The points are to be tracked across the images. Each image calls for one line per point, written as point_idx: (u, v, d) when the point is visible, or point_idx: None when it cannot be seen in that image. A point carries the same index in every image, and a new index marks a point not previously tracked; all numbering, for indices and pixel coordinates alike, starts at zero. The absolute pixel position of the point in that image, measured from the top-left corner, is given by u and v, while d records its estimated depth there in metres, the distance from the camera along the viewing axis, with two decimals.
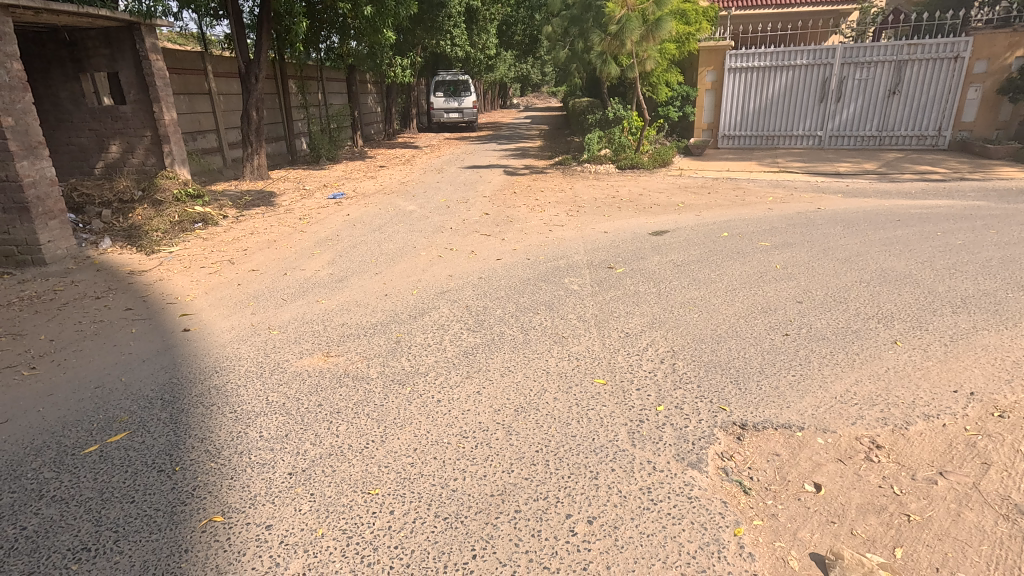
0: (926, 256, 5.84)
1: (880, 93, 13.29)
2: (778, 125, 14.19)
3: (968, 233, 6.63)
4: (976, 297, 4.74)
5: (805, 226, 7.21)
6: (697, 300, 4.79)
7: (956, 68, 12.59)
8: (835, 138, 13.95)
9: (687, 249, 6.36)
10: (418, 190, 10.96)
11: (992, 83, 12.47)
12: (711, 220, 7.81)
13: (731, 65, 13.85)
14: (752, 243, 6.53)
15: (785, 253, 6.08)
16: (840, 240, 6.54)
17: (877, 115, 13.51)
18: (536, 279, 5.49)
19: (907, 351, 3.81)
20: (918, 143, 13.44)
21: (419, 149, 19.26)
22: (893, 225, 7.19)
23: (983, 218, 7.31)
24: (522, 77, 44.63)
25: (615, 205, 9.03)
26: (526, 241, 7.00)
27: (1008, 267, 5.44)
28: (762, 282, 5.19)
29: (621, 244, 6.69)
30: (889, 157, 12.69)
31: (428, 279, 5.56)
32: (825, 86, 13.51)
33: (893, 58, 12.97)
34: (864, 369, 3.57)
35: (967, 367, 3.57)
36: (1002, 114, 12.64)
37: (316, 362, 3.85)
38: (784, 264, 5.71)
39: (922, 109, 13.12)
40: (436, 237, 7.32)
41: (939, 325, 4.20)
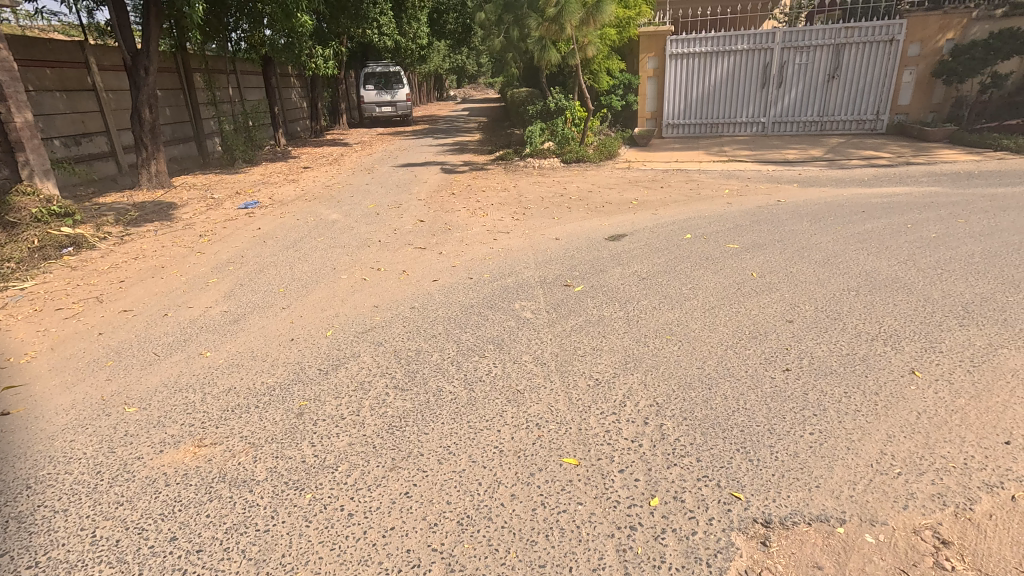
0: (906, 254, 5.34)
1: (819, 77, 13.12)
2: (721, 112, 13.83)
3: (938, 225, 6.24)
4: (977, 304, 4.21)
5: (770, 223, 6.63)
6: (674, 326, 4.01)
7: (891, 52, 12.58)
8: (778, 124, 13.70)
9: (649, 256, 5.61)
10: (345, 195, 9.76)
11: (926, 66, 12.51)
12: (670, 219, 7.13)
13: (673, 51, 13.35)
14: (719, 245, 5.87)
15: (758, 258, 5.43)
16: (810, 237, 5.99)
17: (818, 100, 13.35)
18: (481, 305, 4.58)
19: (931, 385, 3.15)
20: (858, 128, 13.38)
21: (348, 147, 17.82)
22: (859, 217, 6.73)
23: (946, 206, 6.99)
24: (458, 67, 42.96)
25: (564, 205, 8.23)
26: (467, 254, 6.06)
27: (993, 264, 5.00)
28: (742, 297, 4.50)
29: (576, 253, 5.88)
30: (832, 142, 12.53)
31: (349, 313, 4.54)
32: (766, 72, 13.23)
33: (831, 42, 12.82)
34: (893, 418, 2.86)
35: (1008, 406, 2.95)
36: (935, 96, 12.74)
37: (181, 458, 2.78)
38: (760, 271, 5.05)
39: (859, 93, 13.08)
40: (362, 253, 6.26)
41: (951, 344, 3.61)
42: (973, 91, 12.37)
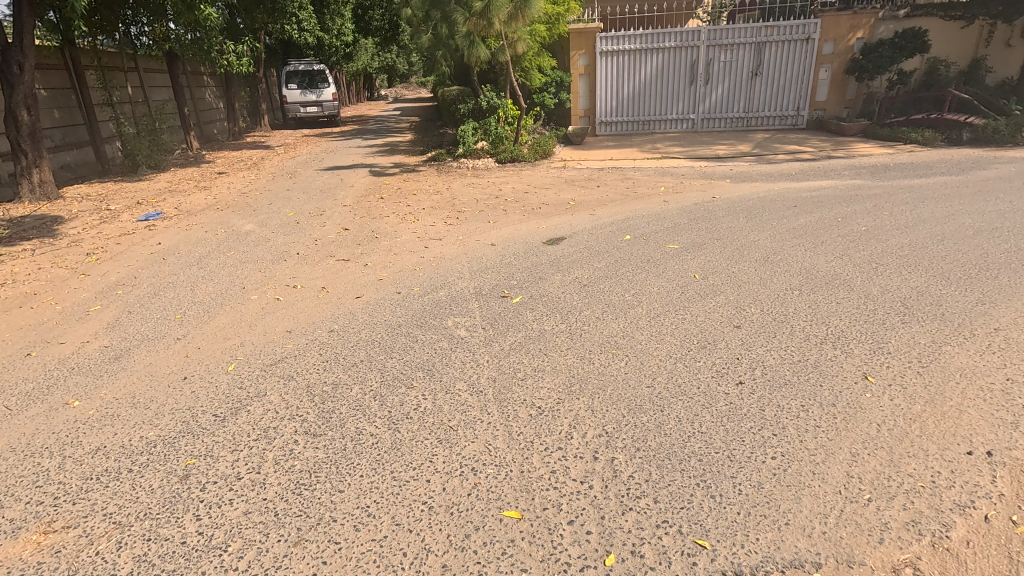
0: (841, 248, 5.34)
1: (743, 74, 13.44)
2: (652, 109, 13.91)
3: (866, 217, 6.35)
4: (914, 298, 4.19)
5: (707, 221, 6.54)
6: (619, 338, 3.72)
7: (807, 50, 13.04)
8: (707, 121, 13.94)
9: (589, 261, 5.34)
10: (262, 203, 8.97)
11: (839, 63, 13.07)
12: (608, 220, 6.92)
13: (602, 48, 13.30)
14: (659, 246, 5.70)
15: (699, 258, 5.28)
16: (748, 234, 5.92)
17: (743, 97, 13.67)
18: (410, 324, 4.14)
19: (885, 391, 3.01)
20: (781, 124, 13.82)
21: (270, 150, 16.70)
22: (791, 211, 6.77)
23: (871, 199, 7.17)
24: (388, 66, 41.75)
25: (500, 207, 7.87)
26: (396, 265, 5.57)
27: (923, 256, 5.06)
28: (687, 301, 4.29)
29: (513, 260, 5.52)
30: (758, 138, 12.85)
31: (257, 341, 3.96)
32: (693, 69, 13.41)
33: (753, 40, 13.14)
34: (853, 432, 2.67)
35: (963, 410, 2.83)
36: (849, 92, 13.36)
37: (17, 553, 2.18)
38: (702, 272, 4.89)
39: (780, 90, 13.50)
40: (277, 268, 5.64)
41: (898, 343, 3.52)
42: (882, 87, 13.19)
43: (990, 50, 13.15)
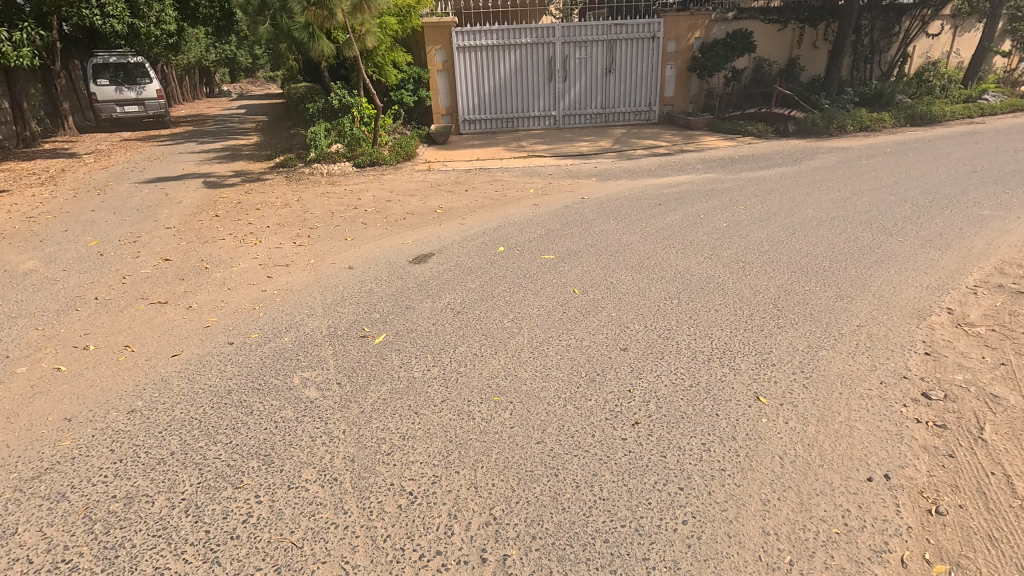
0: (709, 247, 5.39)
1: (598, 71, 13.71)
2: (515, 106, 13.71)
3: (725, 212, 6.56)
4: (782, 297, 4.24)
5: (579, 224, 6.34)
6: (501, 380, 3.24)
7: (653, 48, 13.66)
8: (568, 117, 14.04)
9: (461, 281, 4.82)
10: (55, 229, 7.23)
11: (682, 61, 13.86)
12: (479, 229, 6.44)
13: (459, 43, 12.82)
14: (535, 257, 5.35)
15: (576, 268, 5.02)
16: (621, 237, 5.81)
17: (600, 93, 13.95)
18: (245, 387, 3.31)
19: (778, 414, 2.86)
20: (636, 119, 14.29)
21: (76, 159, 13.95)
22: (658, 210, 6.82)
23: (725, 193, 7.50)
24: (228, 59, 37.65)
25: (359, 220, 7.06)
26: (231, 303, 4.61)
27: (781, 250, 5.25)
28: (569, 322, 3.95)
29: (375, 286, 4.83)
30: (617, 133, 13.21)
31: (17, 440, 2.90)
32: (551, 65, 13.43)
33: (605, 38, 13.44)
34: (759, 473, 2.45)
35: (852, 425, 2.75)
36: (692, 89, 14.22)
37: None
38: (582, 286, 4.60)
39: (632, 87, 13.97)
40: (66, 320, 4.40)
41: (779, 353, 3.45)
42: (719, 84, 14.26)
43: (801, 50, 14.77)
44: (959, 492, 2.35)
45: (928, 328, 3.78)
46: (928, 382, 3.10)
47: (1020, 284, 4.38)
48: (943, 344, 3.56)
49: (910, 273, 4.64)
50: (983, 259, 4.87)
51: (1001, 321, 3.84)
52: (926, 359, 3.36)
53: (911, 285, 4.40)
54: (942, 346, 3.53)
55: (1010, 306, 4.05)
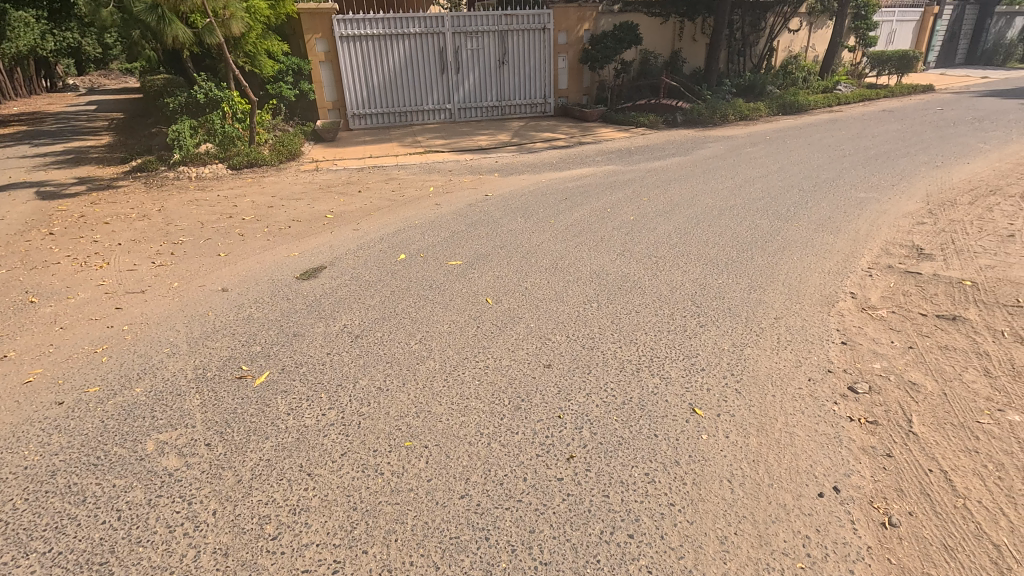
0: (620, 242, 5.23)
1: (492, 63, 13.35)
2: (407, 99, 13.01)
3: (631, 205, 6.49)
4: (700, 293, 4.13)
5: (485, 224, 5.96)
6: (412, 419, 2.77)
7: (545, 40, 13.53)
8: (464, 110, 13.57)
9: (359, 298, 4.24)
10: None
11: (573, 53, 13.89)
12: (376, 234, 5.84)
13: (341, 32, 11.90)
14: (440, 264, 4.89)
15: (486, 274, 4.62)
16: (530, 236, 5.50)
17: (495, 85, 13.61)
18: (79, 465, 2.56)
19: (718, 427, 2.66)
20: (532, 111, 14.14)
21: None
22: (564, 205, 6.61)
23: (628, 184, 7.47)
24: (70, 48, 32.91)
25: (235, 231, 6.17)
26: (65, 346, 3.70)
27: (689, 242, 5.20)
28: (485, 339, 3.55)
29: (255, 310, 4.12)
30: (515, 126, 12.97)
31: None
32: (443, 56, 12.87)
33: (496, 29, 13.08)
34: (710, 504, 2.21)
35: (791, 433, 2.61)
36: (584, 81, 14.32)
37: None
38: (495, 294, 4.22)
39: (527, 78, 13.77)
40: None
41: (707, 356, 3.29)
42: (610, 75, 14.49)
43: (682, 43, 15.41)
44: (905, 497, 2.24)
45: (837, 315, 3.82)
46: (851, 375, 3.06)
47: (906, 263, 4.60)
48: (854, 330, 3.59)
49: (811, 259, 4.74)
50: (870, 240, 5.11)
51: (898, 302, 3.98)
52: (843, 349, 3.35)
53: (814, 272, 4.48)
54: (855, 333, 3.55)
55: (902, 286, 4.22)
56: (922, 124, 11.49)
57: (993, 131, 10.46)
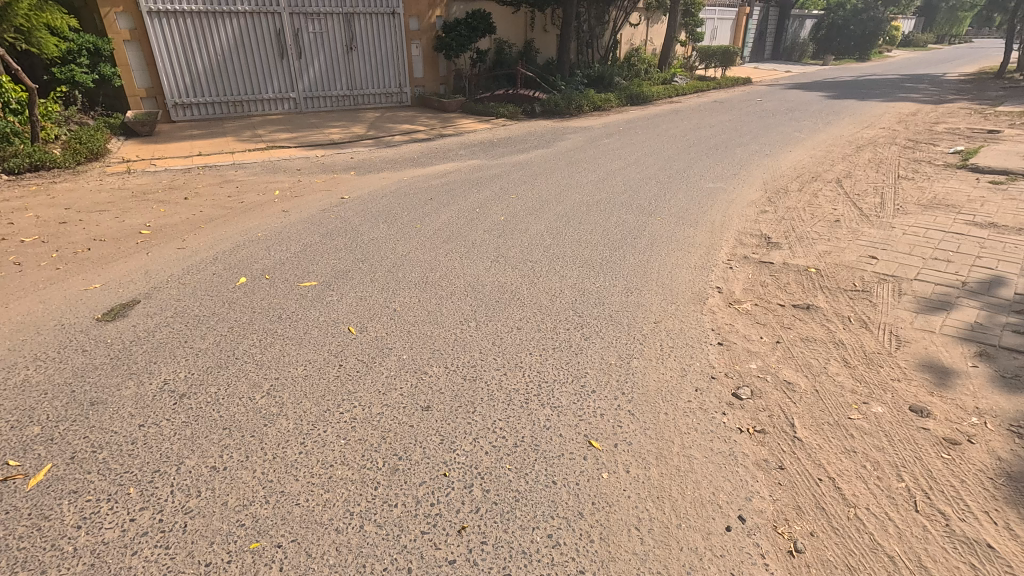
0: (492, 247, 4.92)
1: (337, 48, 12.26)
2: (241, 87, 11.48)
3: (499, 203, 6.21)
4: (580, 300, 3.96)
5: (342, 234, 5.30)
6: (260, 510, 2.19)
7: (395, 25, 12.72)
8: (310, 100, 12.34)
9: (185, 341, 3.44)
10: None
11: (427, 40, 13.26)
12: (208, 253, 4.90)
13: (148, 7, 10.13)
14: (290, 286, 4.19)
15: (346, 295, 4.04)
16: (395, 245, 4.97)
17: (344, 73, 12.54)
18: None
19: (618, 461, 2.45)
20: (388, 101, 13.31)
21: None
22: (429, 206, 6.15)
23: (494, 180, 7.19)
24: None
25: (9, 258, 4.80)
26: None
27: (562, 242, 5.05)
28: (350, 382, 3.01)
29: (36, 372, 3.14)
30: (369, 117, 12.08)
31: None
32: (281, 39, 11.55)
33: (340, 11, 12.01)
34: (623, 564, 1.97)
35: (690, 457, 2.48)
36: (441, 69, 13.80)
37: None
38: (358, 321, 3.66)
39: (379, 66, 12.89)
40: None
41: (596, 374, 3.09)
42: (466, 64, 14.11)
43: (534, 34, 15.60)
44: (804, 515, 2.20)
45: (710, 312, 3.86)
46: (734, 380, 3.05)
47: (759, 253, 4.86)
48: (727, 328, 3.64)
49: (677, 254, 4.82)
50: (725, 231, 5.36)
51: (759, 294, 4.14)
52: (721, 350, 3.36)
53: (682, 268, 4.55)
54: (729, 331, 3.59)
55: (760, 277, 4.42)
56: (747, 115, 12.75)
57: (802, 121, 11.90)
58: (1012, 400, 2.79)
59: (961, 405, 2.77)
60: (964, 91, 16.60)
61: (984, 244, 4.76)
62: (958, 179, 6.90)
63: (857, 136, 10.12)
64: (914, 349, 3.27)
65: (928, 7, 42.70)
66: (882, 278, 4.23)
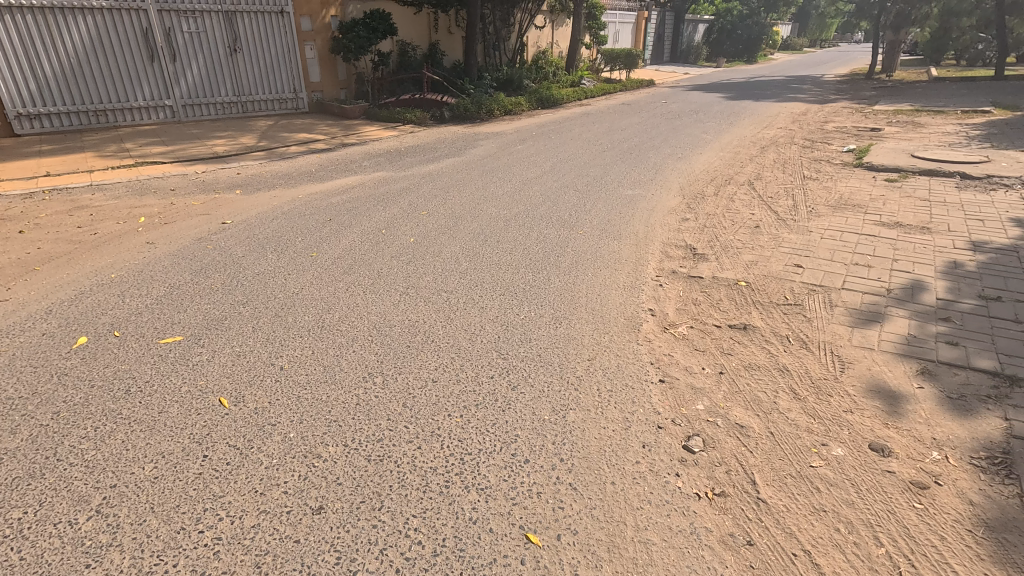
0: (402, 276, 4.34)
1: (219, 50, 11.00)
2: (103, 95, 9.96)
3: (407, 222, 5.61)
4: (504, 337, 3.47)
5: (221, 269, 4.49)
6: None
7: (284, 25, 11.65)
8: (189, 107, 10.98)
9: None
10: None
11: (322, 41, 12.27)
12: (42, 304, 3.92)
13: None
14: (150, 344, 3.38)
15: (223, 352, 3.30)
16: (286, 281, 4.25)
17: (228, 77, 11.29)
18: None
19: (564, 562, 1.99)
20: (282, 108, 12.18)
21: None
22: (327, 229, 5.43)
23: (401, 195, 6.56)
24: None
25: None
26: None
27: (480, 265, 4.55)
28: (219, 481, 2.34)
29: None
30: (261, 126, 10.96)
31: None
32: (149, 40, 10.16)
33: (218, 8, 10.78)
34: None
35: (648, 544, 2.06)
36: (340, 73, 12.84)
37: None
38: (235, 389, 2.95)
39: (269, 69, 11.75)
40: None
41: (529, 436, 2.61)
42: (367, 68, 13.22)
43: (438, 35, 14.95)
44: None
45: (645, 341, 3.51)
46: (682, 427, 2.69)
47: (686, 266, 4.62)
48: (666, 359, 3.30)
49: (604, 272, 4.48)
50: (651, 243, 5.10)
51: (693, 314, 3.86)
52: (664, 389, 2.99)
53: (611, 289, 4.20)
54: (669, 363, 3.25)
55: (691, 294, 4.16)
56: (655, 117, 12.90)
57: (708, 122, 12.19)
58: (965, 424, 2.62)
59: (919, 437, 2.56)
60: (842, 91, 17.96)
61: (896, 245, 4.81)
62: (858, 178, 7.16)
63: (759, 136, 10.44)
64: (858, 371, 3.08)
65: (802, 14, 46.68)
66: (811, 289, 4.10)
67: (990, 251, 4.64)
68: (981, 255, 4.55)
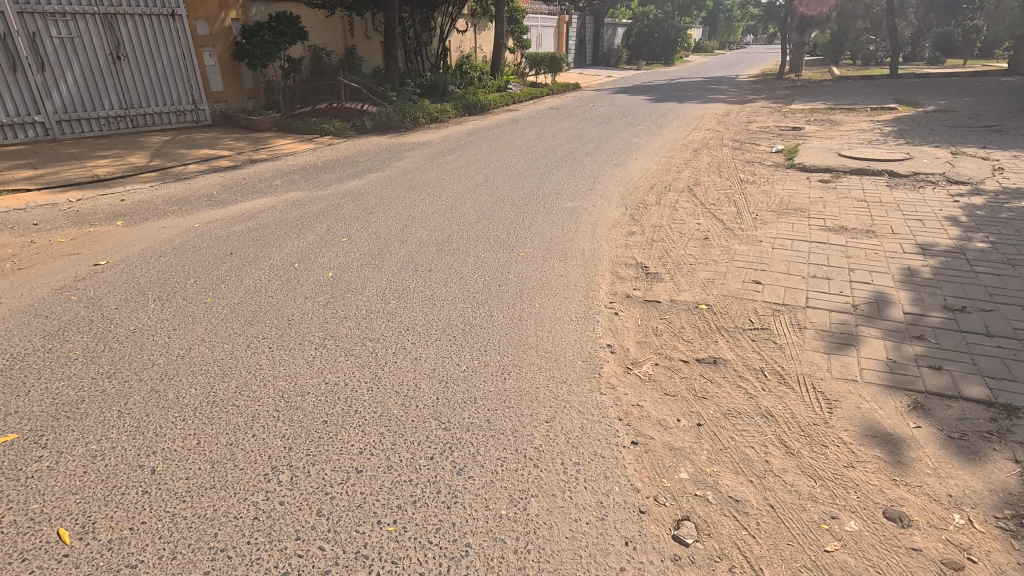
0: (318, 323, 3.64)
1: (98, 57, 9.64)
2: None
3: (323, 252, 4.88)
4: (445, 398, 2.88)
5: (86, 329, 3.61)
6: None
7: (177, 29, 10.43)
8: (66, 124, 9.54)
9: None
10: None
11: (222, 47, 11.15)
12: None
13: None
14: None
15: (74, 454, 2.51)
16: (169, 340, 3.45)
17: (112, 88, 9.93)
18: None
19: None
20: (180, 121, 10.91)
21: None
22: (226, 266, 4.61)
23: (316, 219, 5.78)
24: None
25: None
26: None
27: (412, 303, 3.92)
28: None
29: None
30: (154, 142, 9.73)
31: None
32: (9, 46, 8.70)
33: (94, 10, 9.45)
34: None
35: None
36: (246, 82, 11.75)
37: None
38: (86, 512, 2.19)
39: (161, 78, 10.48)
40: None
41: (485, 545, 2.04)
42: (277, 75, 12.18)
43: (354, 40, 14.08)
44: None
45: (609, 388, 3.02)
46: (668, 509, 2.21)
47: (639, 288, 4.21)
48: (636, 411, 2.82)
49: (553, 302, 3.98)
50: (599, 263, 4.66)
51: (656, 348, 3.43)
52: (639, 455, 2.51)
53: (564, 322, 3.70)
54: (641, 417, 2.77)
55: (650, 322, 3.73)
56: (585, 121, 12.66)
57: (637, 126, 12.08)
58: (977, 473, 2.30)
59: (934, 495, 2.21)
60: (758, 91, 18.59)
61: (848, 252, 4.63)
62: (793, 180, 7.10)
63: (690, 139, 10.39)
64: (848, 411, 2.72)
65: (711, 18, 48.92)
66: (775, 309, 3.78)
67: (939, 254, 4.54)
68: (931, 259, 4.43)
